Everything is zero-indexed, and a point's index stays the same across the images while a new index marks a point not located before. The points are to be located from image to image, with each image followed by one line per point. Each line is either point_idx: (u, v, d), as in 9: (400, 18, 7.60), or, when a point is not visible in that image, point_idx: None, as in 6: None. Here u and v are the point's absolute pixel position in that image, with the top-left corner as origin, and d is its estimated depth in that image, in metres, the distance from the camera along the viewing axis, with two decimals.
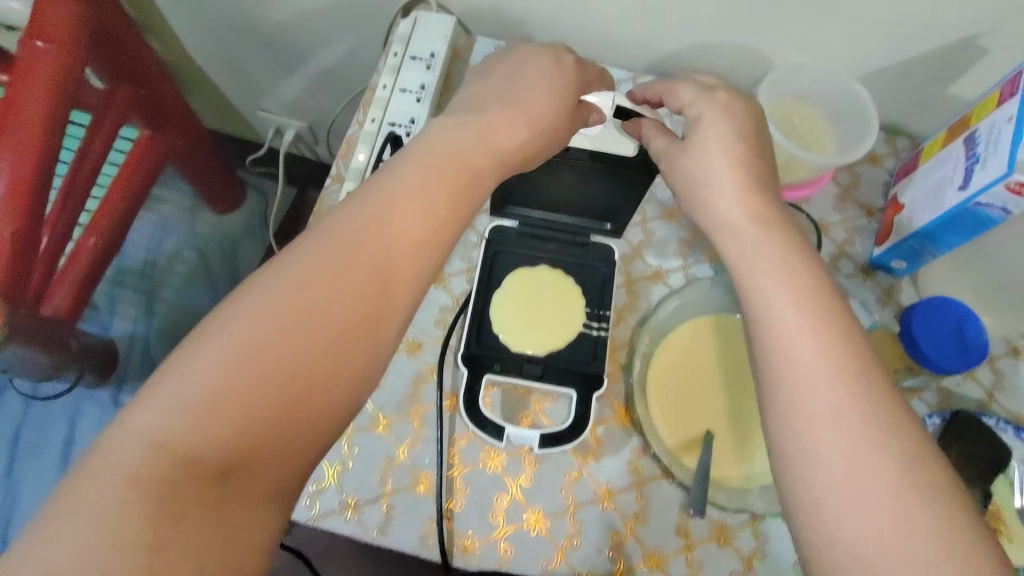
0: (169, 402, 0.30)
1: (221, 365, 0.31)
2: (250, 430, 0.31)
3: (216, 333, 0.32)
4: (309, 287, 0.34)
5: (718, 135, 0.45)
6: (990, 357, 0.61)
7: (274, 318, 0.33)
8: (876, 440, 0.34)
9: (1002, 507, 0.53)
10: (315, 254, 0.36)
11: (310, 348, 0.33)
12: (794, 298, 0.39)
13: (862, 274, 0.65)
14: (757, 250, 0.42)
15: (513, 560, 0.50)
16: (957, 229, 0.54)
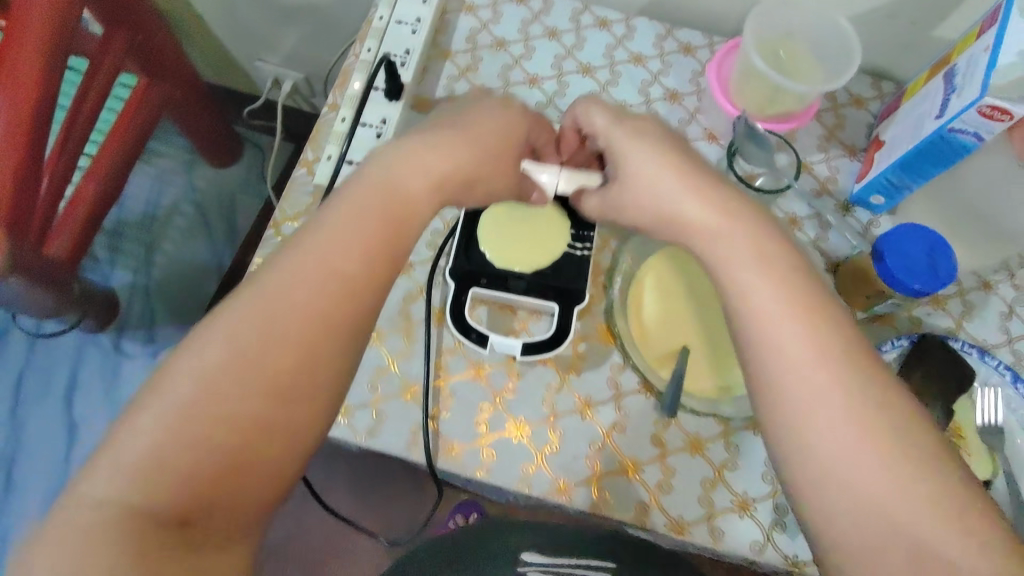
0: (159, 428, 0.33)
1: (201, 393, 0.34)
2: (235, 447, 0.34)
3: (198, 362, 0.35)
4: (272, 302, 0.37)
5: (644, 155, 0.46)
6: (960, 289, 0.63)
7: (248, 341, 0.36)
8: (844, 437, 0.36)
9: (963, 424, 0.56)
10: (287, 274, 0.38)
11: (282, 349, 0.36)
12: (758, 294, 0.40)
13: (841, 208, 0.66)
14: (722, 239, 0.43)
15: (495, 464, 0.54)
16: (929, 159, 0.56)
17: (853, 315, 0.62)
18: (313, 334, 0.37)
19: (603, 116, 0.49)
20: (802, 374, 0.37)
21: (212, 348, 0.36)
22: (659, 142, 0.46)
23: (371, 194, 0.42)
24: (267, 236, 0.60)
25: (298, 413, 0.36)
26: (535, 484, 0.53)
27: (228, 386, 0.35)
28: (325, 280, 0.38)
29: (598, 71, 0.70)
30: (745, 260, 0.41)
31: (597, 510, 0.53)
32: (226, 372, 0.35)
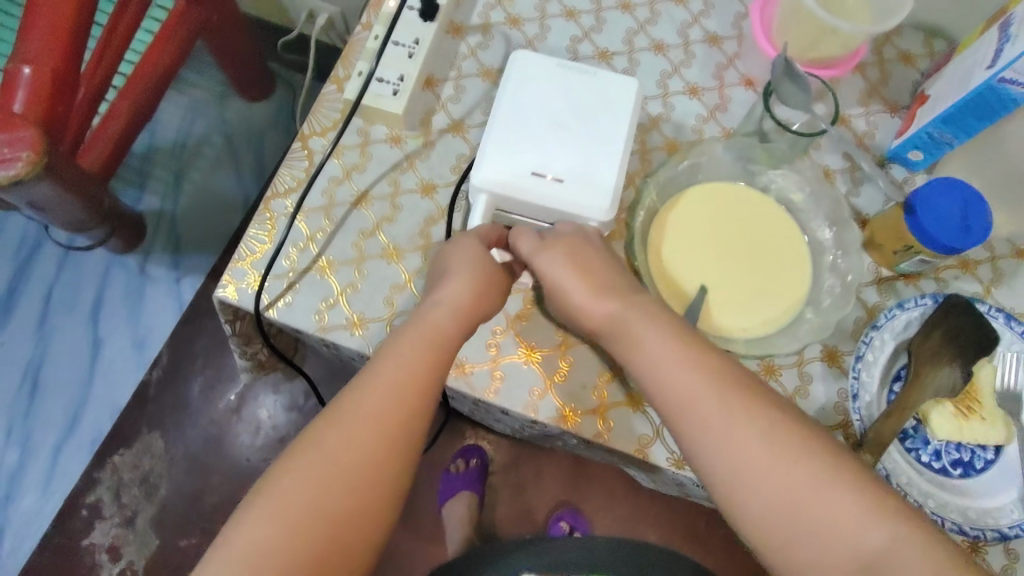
0: (292, 471, 0.40)
1: (330, 439, 0.41)
2: (352, 482, 0.40)
3: (324, 418, 0.42)
4: (352, 401, 0.42)
5: (555, 265, 0.48)
6: (993, 256, 0.61)
7: (359, 397, 0.42)
8: (808, 476, 0.39)
9: (979, 388, 0.55)
10: (395, 345, 0.45)
11: (380, 425, 0.41)
12: (687, 357, 0.43)
13: (876, 164, 0.64)
14: (639, 318, 0.45)
15: (503, 386, 0.54)
16: (972, 111, 0.55)
17: (877, 270, 0.61)
18: (385, 441, 0.41)
19: (527, 239, 0.50)
20: (731, 429, 0.40)
21: (301, 463, 0.40)
22: (562, 255, 0.48)
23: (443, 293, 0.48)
24: (294, 148, 0.60)
25: (390, 451, 0.41)
26: (541, 409, 0.54)
27: (316, 488, 0.39)
28: (392, 387, 0.43)
29: (638, 8, 0.68)
30: (658, 364, 0.43)
31: (599, 439, 0.53)
32: (320, 478, 0.40)
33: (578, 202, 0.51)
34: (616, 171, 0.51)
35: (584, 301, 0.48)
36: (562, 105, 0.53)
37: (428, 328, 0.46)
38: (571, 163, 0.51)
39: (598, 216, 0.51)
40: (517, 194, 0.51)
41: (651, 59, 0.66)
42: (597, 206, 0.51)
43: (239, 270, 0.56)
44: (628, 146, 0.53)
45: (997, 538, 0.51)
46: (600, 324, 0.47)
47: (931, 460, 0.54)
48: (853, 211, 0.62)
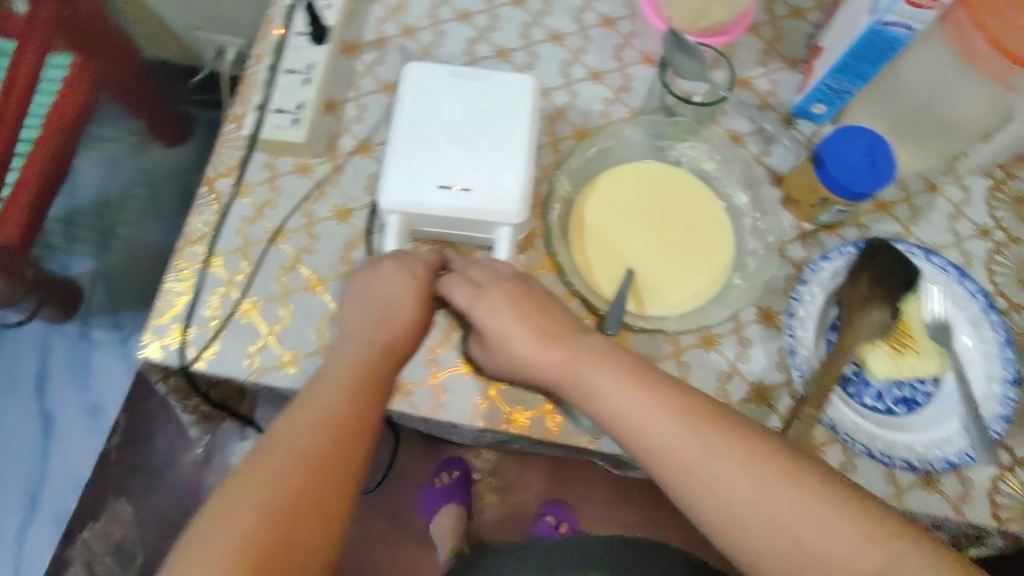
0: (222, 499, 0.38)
1: (264, 460, 0.39)
2: (287, 504, 0.38)
3: (260, 446, 0.41)
4: (292, 424, 0.41)
5: (492, 308, 0.49)
6: (907, 195, 0.63)
7: (296, 423, 0.41)
8: (789, 492, 0.39)
9: (911, 323, 0.56)
10: (333, 376, 0.45)
11: (319, 444, 0.40)
12: (642, 394, 0.43)
13: (784, 121, 0.65)
14: (587, 359, 0.46)
15: (447, 402, 0.54)
16: (862, 57, 0.56)
17: (800, 225, 0.61)
18: (324, 462, 0.40)
19: (462, 292, 0.51)
20: (703, 461, 0.40)
21: (232, 485, 0.38)
22: (499, 303, 0.49)
23: (378, 324, 0.49)
24: (200, 194, 0.58)
25: (332, 467, 0.40)
26: (488, 418, 0.53)
27: (247, 507, 0.37)
28: (330, 409, 0.42)
29: (529, 2, 0.68)
30: (618, 402, 0.44)
31: (550, 437, 0.53)
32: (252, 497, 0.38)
33: (489, 211, 0.50)
34: (522, 172, 0.51)
35: (529, 348, 0.48)
36: (458, 114, 0.53)
37: (363, 357, 0.46)
38: (476, 171, 0.51)
39: (510, 218, 0.50)
40: (427, 212, 0.50)
41: (549, 50, 0.66)
42: (507, 209, 0.50)
43: (160, 326, 0.54)
44: (531, 146, 0.52)
45: (945, 468, 0.52)
46: (555, 372, 0.47)
47: (875, 402, 0.55)
48: (767, 171, 0.62)
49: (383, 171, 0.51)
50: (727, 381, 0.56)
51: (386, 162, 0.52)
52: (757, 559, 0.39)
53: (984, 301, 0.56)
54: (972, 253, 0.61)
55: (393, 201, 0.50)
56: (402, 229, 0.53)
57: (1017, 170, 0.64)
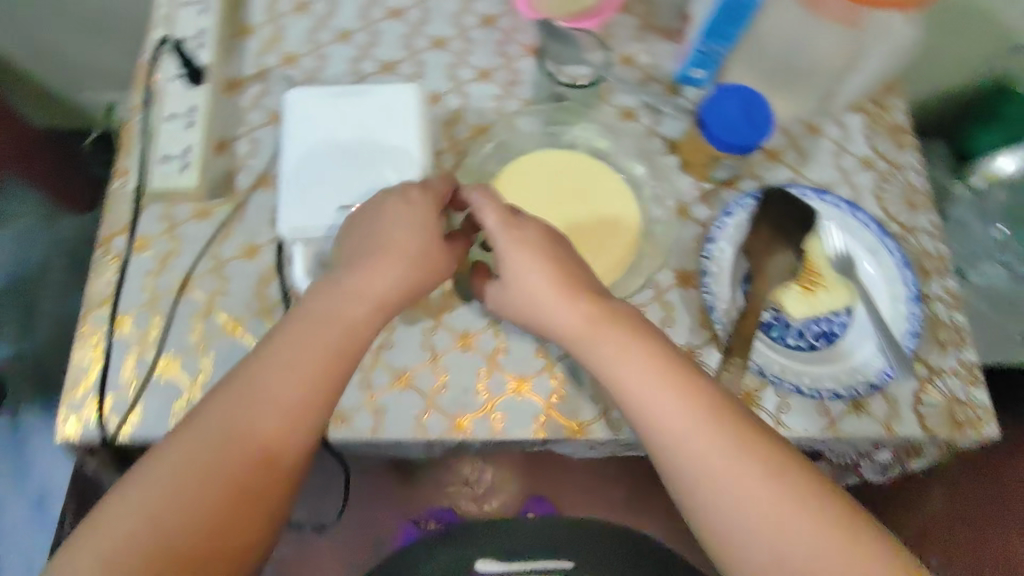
0: (173, 465, 0.41)
1: (217, 437, 0.42)
2: (232, 482, 0.41)
3: (214, 413, 0.43)
4: (249, 403, 0.42)
5: (530, 239, 0.49)
6: (794, 140, 0.66)
7: (256, 404, 0.43)
8: (802, 520, 0.42)
9: (815, 261, 0.59)
10: (302, 350, 0.44)
11: (273, 426, 0.42)
12: (672, 399, 0.45)
13: (670, 90, 0.67)
14: (608, 355, 0.47)
15: (387, 420, 0.53)
16: (724, 22, 0.60)
17: (700, 185, 0.63)
18: (275, 444, 0.42)
19: (489, 218, 0.50)
20: (721, 477, 0.43)
21: (183, 452, 0.41)
22: (530, 243, 0.49)
23: (356, 281, 0.46)
24: (97, 256, 0.57)
25: (280, 451, 0.42)
26: (430, 428, 0.53)
27: (193, 479, 0.41)
28: (291, 393, 0.43)
29: (407, 13, 0.68)
30: (639, 403, 0.45)
31: (495, 435, 0.53)
32: (198, 468, 0.41)
33: None
34: (419, 181, 0.52)
35: (552, 301, 0.48)
36: (346, 132, 0.53)
37: (336, 332, 0.45)
38: (372, 187, 0.51)
39: None
40: (328, 234, 0.50)
41: (434, 57, 0.67)
42: None
43: (74, 401, 0.52)
44: (425, 154, 0.53)
45: (870, 390, 0.55)
46: (577, 333, 0.48)
47: (798, 341, 0.57)
48: (661, 139, 0.64)
49: (280, 202, 0.51)
50: None
51: (282, 193, 0.51)
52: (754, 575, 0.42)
53: (877, 228, 0.59)
54: (861, 185, 0.65)
55: (294, 229, 0.50)
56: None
57: (888, 101, 0.68)
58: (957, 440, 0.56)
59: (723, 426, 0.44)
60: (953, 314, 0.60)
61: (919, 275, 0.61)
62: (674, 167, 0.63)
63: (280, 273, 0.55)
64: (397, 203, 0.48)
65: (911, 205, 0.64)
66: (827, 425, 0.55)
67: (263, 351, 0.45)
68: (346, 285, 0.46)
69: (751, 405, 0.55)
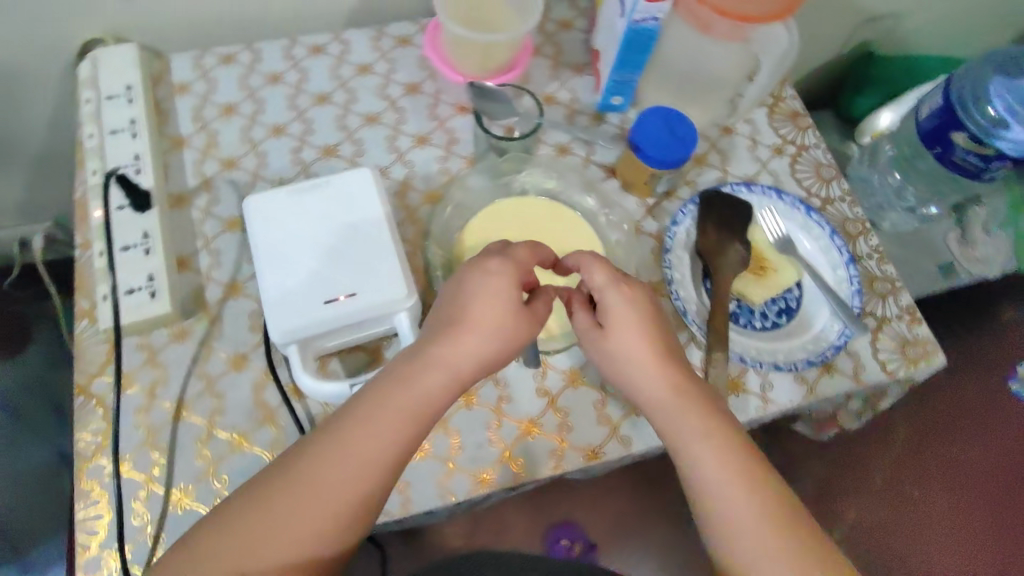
0: (247, 515, 0.43)
1: (293, 501, 0.44)
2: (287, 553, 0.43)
3: (296, 476, 0.44)
4: (326, 482, 0.44)
5: (625, 303, 0.52)
6: (713, 143, 0.72)
7: (335, 480, 0.44)
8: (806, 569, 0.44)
9: (759, 247, 0.66)
10: (380, 439, 0.46)
11: (341, 506, 0.44)
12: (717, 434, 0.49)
13: (595, 121, 0.72)
14: (664, 383, 0.51)
15: (413, 493, 0.54)
16: (633, 52, 0.64)
17: (643, 201, 0.68)
18: (339, 524, 0.44)
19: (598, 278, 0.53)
20: (738, 509, 0.46)
21: (259, 508, 0.43)
22: (625, 303, 0.52)
23: (431, 366, 0.48)
24: (79, 405, 0.55)
25: (339, 535, 0.44)
26: (456, 490, 0.55)
27: (256, 541, 0.42)
28: (366, 478, 0.45)
29: (334, 96, 0.71)
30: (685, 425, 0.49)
31: (520, 480, 0.55)
32: (264, 528, 0.43)
33: (383, 305, 0.52)
34: (397, 258, 0.53)
35: (628, 345, 0.52)
36: (315, 226, 0.54)
37: (411, 429, 0.47)
38: (354, 274, 0.52)
39: (402, 303, 0.52)
40: (321, 328, 0.51)
41: (371, 133, 0.69)
42: (396, 296, 0.52)
43: (90, 560, 0.50)
44: (394, 231, 0.55)
45: (835, 351, 0.61)
46: (642, 367, 0.52)
47: (763, 322, 0.63)
48: (599, 167, 0.70)
49: (266, 306, 0.51)
50: None
51: (266, 296, 0.51)
52: None
53: (804, 208, 0.66)
54: (778, 171, 0.72)
55: (288, 329, 0.50)
56: (306, 353, 0.52)
57: (781, 92, 0.76)
58: (913, 375, 0.63)
59: (757, 475, 0.47)
60: (883, 267, 0.68)
61: (848, 238, 0.68)
62: (616, 189, 0.69)
63: (275, 377, 0.56)
64: (487, 278, 0.50)
65: (823, 178, 0.72)
66: (807, 391, 0.60)
67: (347, 425, 0.46)
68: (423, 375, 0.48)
69: (738, 391, 0.60)
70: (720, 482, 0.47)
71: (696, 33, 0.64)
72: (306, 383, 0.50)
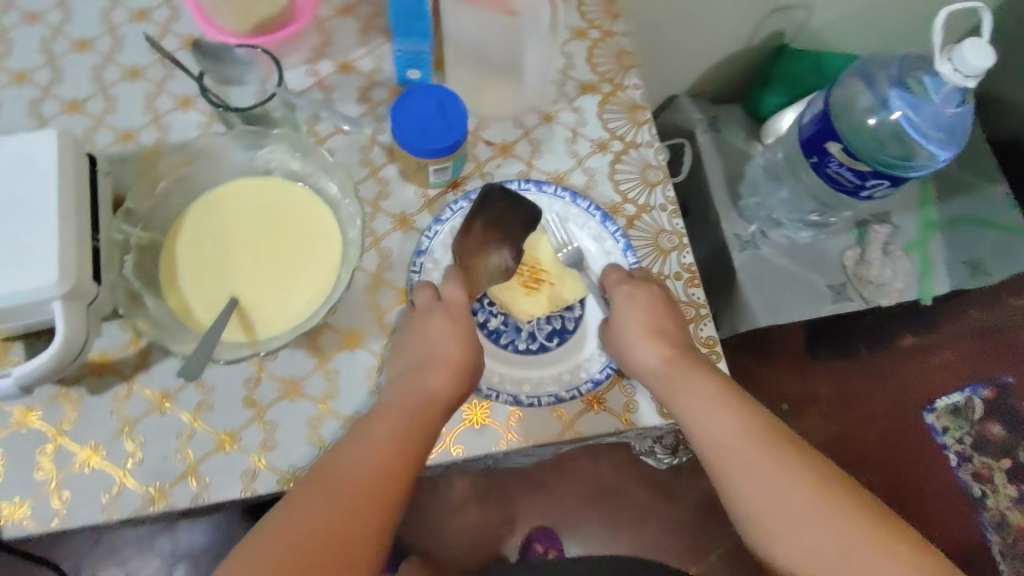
0: (287, 502, 0.43)
1: (320, 492, 0.44)
2: (327, 535, 0.42)
3: (327, 461, 0.46)
4: (360, 461, 0.45)
5: (630, 297, 0.54)
6: (526, 131, 0.63)
7: (359, 466, 0.45)
8: (830, 504, 0.45)
9: (542, 258, 0.57)
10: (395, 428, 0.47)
11: (373, 486, 0.44)
12: (712, 396, 0.49)
13: (393, 94, 0.63)
14: (660, 361, 0.51)
15: (72, 506, 0.51)
16: (412, 16, 0.55)
17: (422, 193, 0.60)
18: (372, 504, 0.44)
19: (614, 274, 0.56)
20: (756, 463, 0.47)
21: (299, 491, 0.44)
22: (635, 290, 0.54)
23: (421, 360, 0.51)
24: None
25: (377, 516, 0.44)
26: (124, 505, 0.51)
27: (299, 523, 0.42)
28: (388, 456, 0.46)
29: (97, 43, 0.62)
30: (684, 405, 0.50)
31: (200, 499, 0.51)
32: (310, 511, 0.42)
33: (25, 292, 0.45)
34: (57, 238, 0.46)
35: (633, 324, 0.53)
36: None
37: (414, 425, 0.48)
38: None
39: (53, 292, 0.45)
40: None
41: (128, 90, 0.61)
42: (42, 284, 0.45)
43: None
44: (67, 210, 0.47)
45: (592, 386, 0.54)
46: (643, 341, 0.52)
47: (529, 344, 0.55)
48: (381, 149, 0.61)
49: None
50: (376, 375, 0.55)
51: None
52: (783, 550, 0.45)
53: (600, 215, 0.58)
54: (595, 169, 0.62)
55: None
56: None
57: (623, 78, 0.66)
58: None
59: (762, 431, 0.48)
60: (691, 290, 0.59)
61: (652, 257, 0.60)
62: (394, 176, 0.60)
63: None
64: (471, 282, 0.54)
65: (647, 181, 0.62)
66: (562, 428, 0.53)
67: (366, 423, 0.48)
68: (434, 358, 0.50)
69: (478, 424, 0.53)
70: (728, 444, 0.48)
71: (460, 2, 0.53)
72: None
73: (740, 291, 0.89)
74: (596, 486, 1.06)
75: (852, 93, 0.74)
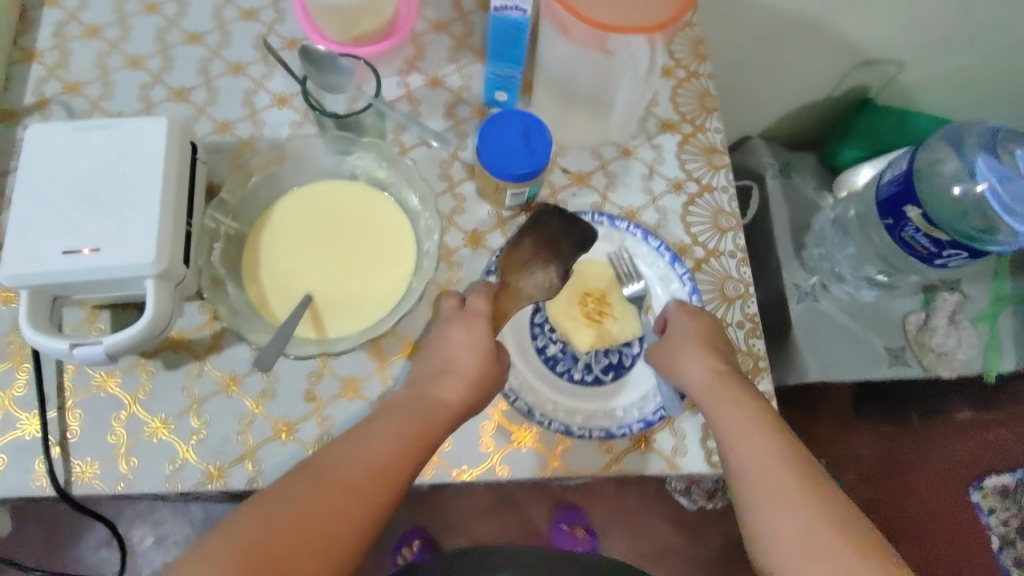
0: (290, 478, 0.45)
1: (316, 479, 0.44)
2: (313, 522, 0.42)
3: (331, 449, 0.47)
4: (358, 457, 0.46)
5: (686, 326, 0.54)
6: (603, 163, 0.64)
7: (356, 462, 0.46)
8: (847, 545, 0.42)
9: (609, 290, 0.57)
10: (398, 430, 0.48)
11: (366, 483, 0.45)
12: (751, 420, 0.49)
13: (478, 113, 0.65)
14: (703, 383, 0.51)
15: (135, 472, 0.53)
16: (507, 43, 0.56)
17: (496, 214, 0.61)
18: (362, 501, 0.44)
19: (672, 304, 0.56)
20: (779, 489, 0.45)
21: (302, 471, 0.45)
22: (695, 319, 0.55)
23: (438, 370, 0.51)
24: None
25: (365, 512, 0.44)
26: (184, 478, 0.53)
27: (292, 501, 0.43)
28: (386, 457, 0.46)
29: (207, 36, 0.65)
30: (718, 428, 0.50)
31: (254, 484, 0.53)
32: (303, 492, 0.43)
33: (123, 268, 0.47)
34: (157, 220, 0.48)
35: (685, 346, 0.53)
36: (89, 172, 0.50)
37: (417, 428, 0.48)
38: (105, 231, 0.48)
39: (148, 270, 0.48)
40: (55, 280, 0.47)
41: (230, 84, 0.64)
42: (140, 262, 0.47)
43: None
44: (169, 194, 0.50)
45: (644, 427, 0.54)
46: (694, 365, 0.52)
47: (584, 375, 0.56)
48: (460, 166, 0.63)
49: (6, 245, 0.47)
50: None
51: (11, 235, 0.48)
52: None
53: (669, 256, 0.58)
54: (668, 208, 0.63)
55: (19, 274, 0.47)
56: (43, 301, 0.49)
57: (705, 120, 0.66)
58: None
59: (792, 463, 0.46)
60: (752, 341, 0.58)
61: (715, 302, 0.59)
62: (471, 194, 0.62)
63: None
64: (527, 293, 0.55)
65: (718, 227, 0.62)
66: (608, 462, 0.54)
67: (373, 420, 0.49)
68: (454, 367, 0.51)
69: (524, 446, 0.54)
70: (755, 470, 0.47)
71: (558, 36, 0.54)
72: (24, 332, 0.47)
73: (793, 342, 0.87)
74: (621, 515, 1.05)
75: (939, 156, 0.72)
